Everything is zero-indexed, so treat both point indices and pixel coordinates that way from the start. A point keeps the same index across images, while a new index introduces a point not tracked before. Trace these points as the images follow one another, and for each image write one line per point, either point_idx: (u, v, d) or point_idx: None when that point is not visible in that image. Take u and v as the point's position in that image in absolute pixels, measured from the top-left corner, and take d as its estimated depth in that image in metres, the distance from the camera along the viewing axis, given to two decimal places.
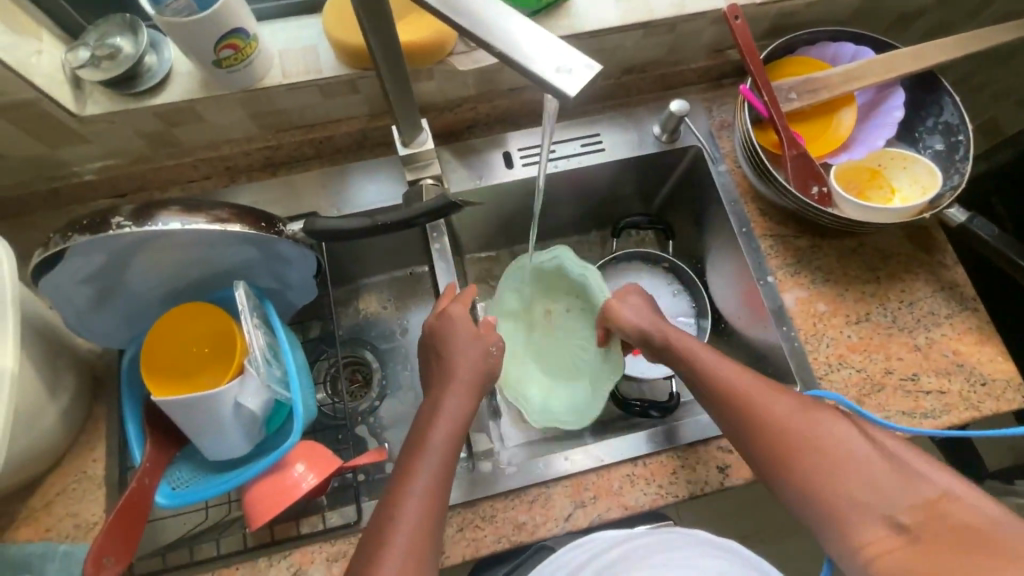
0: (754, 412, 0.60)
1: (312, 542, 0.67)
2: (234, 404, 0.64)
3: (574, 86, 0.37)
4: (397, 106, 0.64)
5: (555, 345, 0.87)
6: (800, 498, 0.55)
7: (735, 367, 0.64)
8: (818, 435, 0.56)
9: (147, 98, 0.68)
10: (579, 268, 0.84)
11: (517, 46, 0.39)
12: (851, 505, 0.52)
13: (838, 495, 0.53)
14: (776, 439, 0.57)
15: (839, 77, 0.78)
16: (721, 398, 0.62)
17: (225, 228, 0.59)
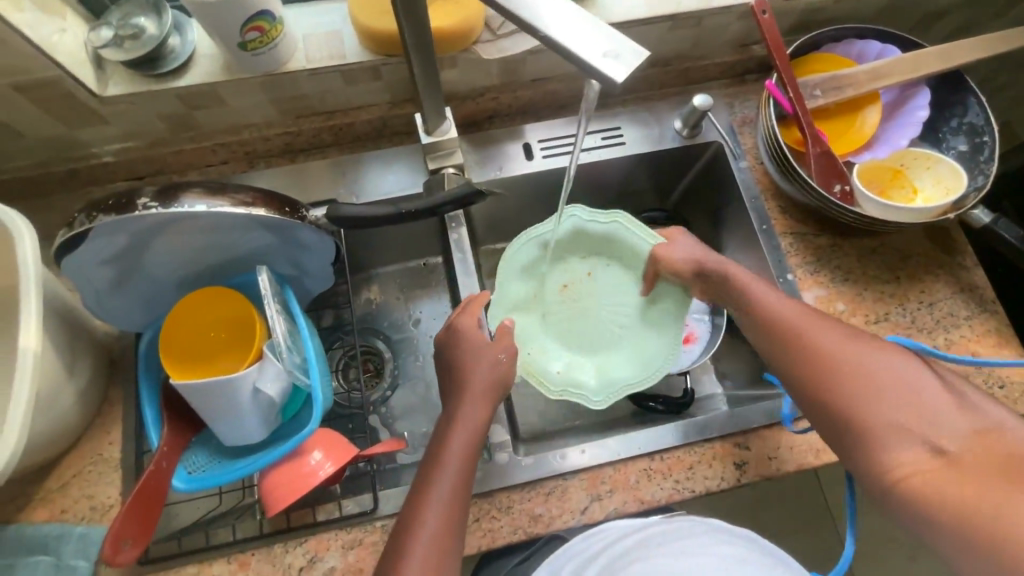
0: (801, 337, 0.62)
1: (328, 529, 0.66)
2: (252, 389, 0.64)
3: (621, 73, 0.37)
4: (424, 92, 0.63)
5: (582, 316, 0.82)
6: (841, 421, 0.57)
7: (785, 298, 0.66)
8: (867, 360, 0.57)
9: (170, 80, 0.67)
10: (601, 217, 0.80)
11: (563, 31, 0.38)
12: (890, 427, 0.54)
13: (883, 417, 0.54)
14: (822, 364, 0.59)
15: (865, 75, 0.77)
16: (767, 327, 0.65)
17: (249, 212, 0.59)
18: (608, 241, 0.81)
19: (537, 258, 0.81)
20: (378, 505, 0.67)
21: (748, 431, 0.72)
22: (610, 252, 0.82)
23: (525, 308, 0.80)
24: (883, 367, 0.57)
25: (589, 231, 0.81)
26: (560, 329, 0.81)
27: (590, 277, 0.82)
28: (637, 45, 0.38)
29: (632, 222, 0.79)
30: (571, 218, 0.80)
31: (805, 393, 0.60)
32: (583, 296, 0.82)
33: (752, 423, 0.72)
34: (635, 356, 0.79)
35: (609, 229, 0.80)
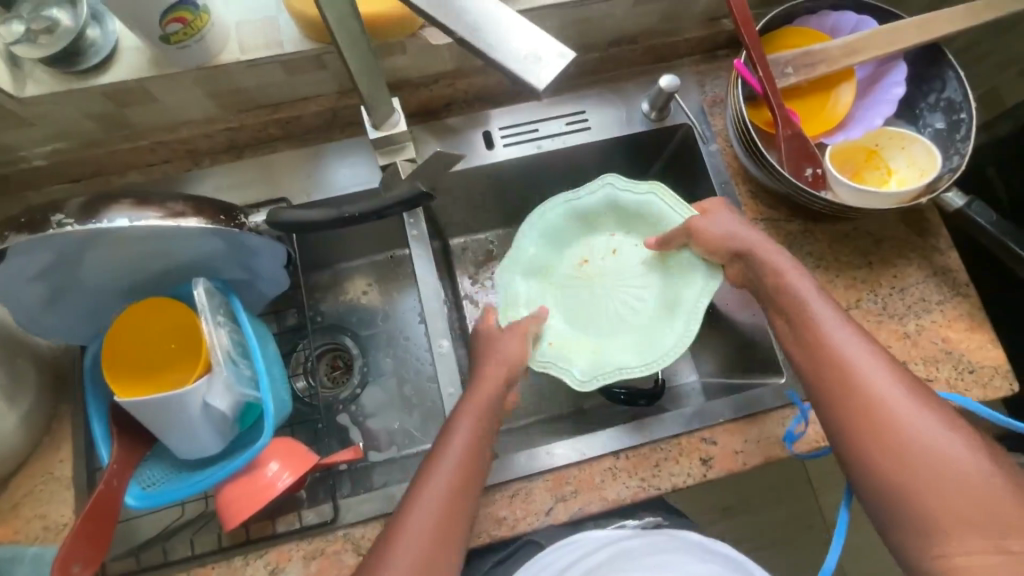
0: (860, 387, 0.56)
1: (288, 540, 0.65)
2: (202, 403, 0.62)
3: (545, 79, 0.35)
4: (364, 84, 0.59)
5: (596, 296, 0.79)
6: (895, 495, 0.52)
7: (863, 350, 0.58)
8: (943, 444, 0.51)
9: (92, 77, 0.62)
10: (636, 187, 0.78)
11: (492, 39, 0.36)
12: (956, 519, 0.49)
13: (947, 508, 0.49)
14: (869, 410, 0.54)
15: (840, 50, 0.73)
16: (824, 367, 0.58)
17: (179, 224, 0.55)
18: (639, 214, 0.79)
19: (564, 227, 0.80)
20: (339, 514, 0.66)
21: (715, 426, 0.71)
22: (638, 230, 0.80)
23: (541, 274, 0.79)
24: (926, 425, 0.53)
25: (624, 203, 0.79)
26: (568, 308, 0.78)
27: (604, 259, 0.81)
28: (566, 47, 0.36)
29: (669, 197, 0.77)
30: (607, 187, 0.79)
31: (854, 450, 0.55)
32: (602, 277, 0.80)
33: (719, 418, 0.71)
34: (658, 334, 0.73)
35: (641, 201, 0.78)
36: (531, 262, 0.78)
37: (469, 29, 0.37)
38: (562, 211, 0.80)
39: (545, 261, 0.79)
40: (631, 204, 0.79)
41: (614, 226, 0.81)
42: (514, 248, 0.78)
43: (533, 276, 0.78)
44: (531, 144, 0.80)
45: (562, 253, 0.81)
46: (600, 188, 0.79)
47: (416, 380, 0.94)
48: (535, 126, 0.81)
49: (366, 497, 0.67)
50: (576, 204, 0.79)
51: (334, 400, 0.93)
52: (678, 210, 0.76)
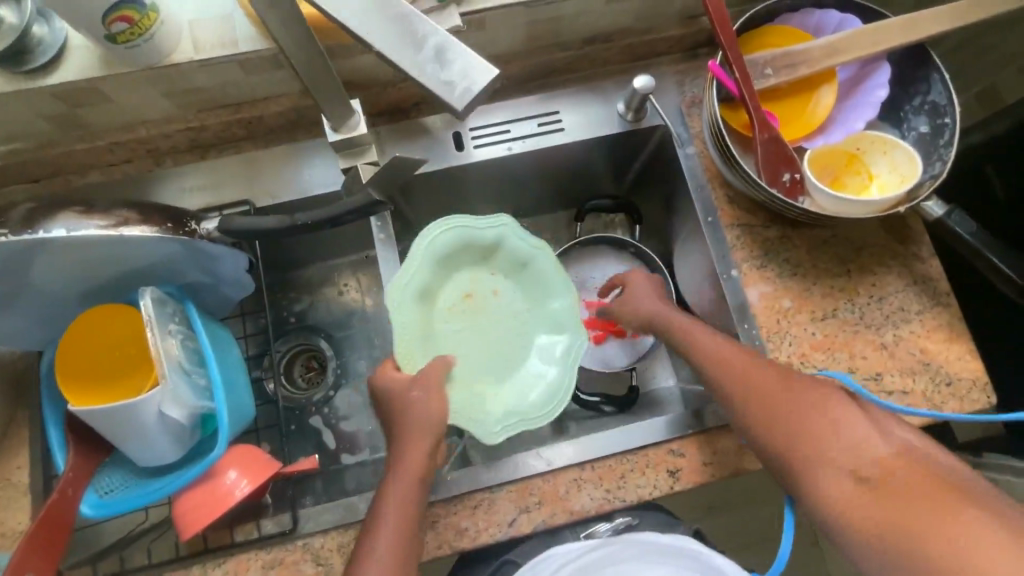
0: (748, 395, 0.61)
1: (246, 550, 0.65)
2: (157, 412, 0.60)
3: (468, 98, 0.42)
4: (314, 85, 0.57)
5: (480, 335, 0.72)
6: (782, 456, 0.58)
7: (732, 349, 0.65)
8: (804, 410, 0.58)
9: (41, 77, 0.60)
10: (526, 238, 0.72)
11: (428, 57, 0.42)
12: (823, 461, 0.55)
13: (818, 455, 0.56)
14: (750, 410, 0.61)
15: (821, 51, 0.70)
16: (744, 393, 0.62)
17: (120, 232, 0.56)
18: (521, 265, 0.73)
19: (452, 254, 0.71)
20: (298, 524, 0.65)
21: (684, 437, 0.70)
22: (521, 280, 0.74)
23: (424, 300, 0.70)
24: (790, 405, 0.59)
25: (510, 247, 0.72)
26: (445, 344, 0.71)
27: (483, 296, 0.74)
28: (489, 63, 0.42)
29: (556, 260, 0.73)
30: (501, 227, 0.72)
31: (778, 460, 0.58)
32: (486, 313, 0.73)
33: (687, 429, 0.69)
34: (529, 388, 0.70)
35: (527, 252, 0.73)
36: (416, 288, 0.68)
37: (409, 51, 0.42)
38: (452, 237, 0.71)
39: (430, 288, 0.71)
40: (519, 252, 0.73)
41: (499, 266, 0.74)
42: (397, 271, 0.67)
43: (415, 303, 0.68)
44: (501, 146, 0.78)
45: (445, 279, 0.73)
46: (496, 227, 0.71)
47: None
48: (507, 126, 0.79)
49: (327, 507, 0.66)
50: (468, 234, 0.71)
51: (306, 402, 0.91)
52: (561, 271, 0.73)
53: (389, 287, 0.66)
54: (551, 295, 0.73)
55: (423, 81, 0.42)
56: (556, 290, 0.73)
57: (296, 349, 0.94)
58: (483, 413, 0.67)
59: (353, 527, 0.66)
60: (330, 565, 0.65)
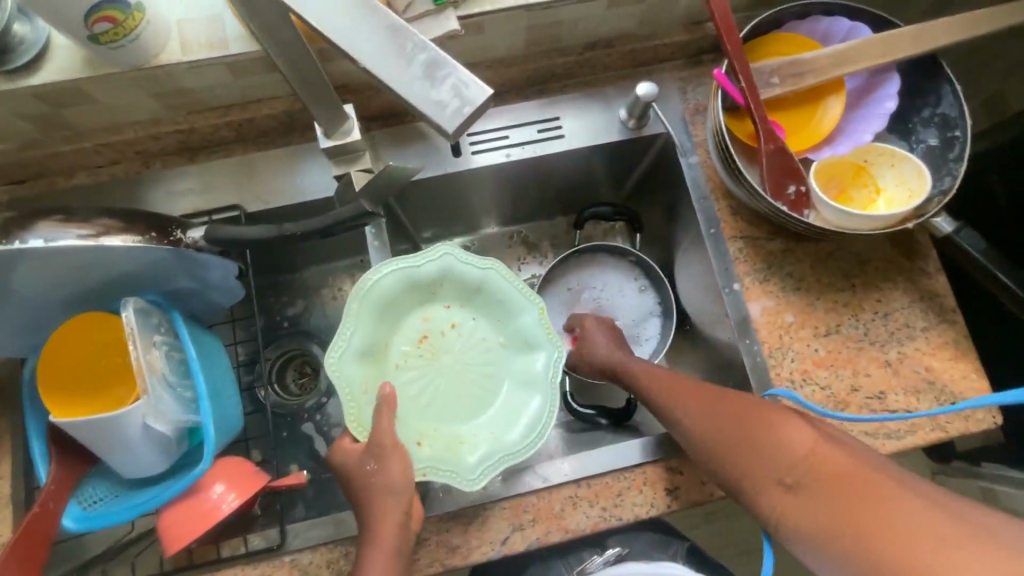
0: (684, 423, 0.61)
1: (232, 565, 0.64)
2: (142, 426, 0.58)
3: (457, 119, 0.39)
4: (303, 90, 0.55)
5: (446, 375, 0.73)
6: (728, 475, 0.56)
7: (663, 376, 0.67)
8: (732, 420, 0.57)
9: (23, 77, 0.58)
10: (476, 261, 0.72)
11: (417, 73, 0.40)
12: (757, 469, 0.53)
13: (752, 466, 0.54)
14: (693, 441, 0.60)
15: (829, 60, 0.68)
16: (702, 425, 0.59)
17: (99, 242, 0.54)
18: (478, 289, 0.73)
19: (396, 299, 0.71)
20: (286, 540, 0.64)
21: (683, 455, 0.68)
22: (479, 306, 0.74)
23: (373, 357, 0.69)
24: (718, 422, 0.58)
25: (458, 273, 0.73)
26: (405, 395, 0.71)
27: (439, 333, 0.74)
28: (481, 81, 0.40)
29: (508, 275, 0.72)
30: (442, 256, 0.71)
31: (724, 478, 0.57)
32: (445, 353, 0.74)
33: (687, 446, 0.68)
34: (509, 424, 0.69)
35: (480, 276, 0.72)
36: (362, 348, 0.68)
37: (395, 67, 0.40)
38: (395, 280, 0.70)
39: (379, 342, 0.71)
40: (471, 277, 0.73)
41: (452, 296, 0.74)
42: (340, 334, 0.65)
43: (364, 360, 0.68)
44: (499, 153, 0.76)
45: (394, 330, 0.73)
46: (437, 258, 0.71)
47: None
48: (505, 132, 0.77)
49: (316, 522, 0.65)
50: (409, 274, 0.71)
51: (298, 409, 0.89)
52: (521, 286, 0.72)
53: (334, 351, 0.65)
54: (518, 313, 0.72)
55: (411, 99, 0.40)
56: (519, 305, 0.72)
57: (289, 354, 0.92)
58: (457, 463, 0.64)
59: (342, 544, 0.65)
60: None
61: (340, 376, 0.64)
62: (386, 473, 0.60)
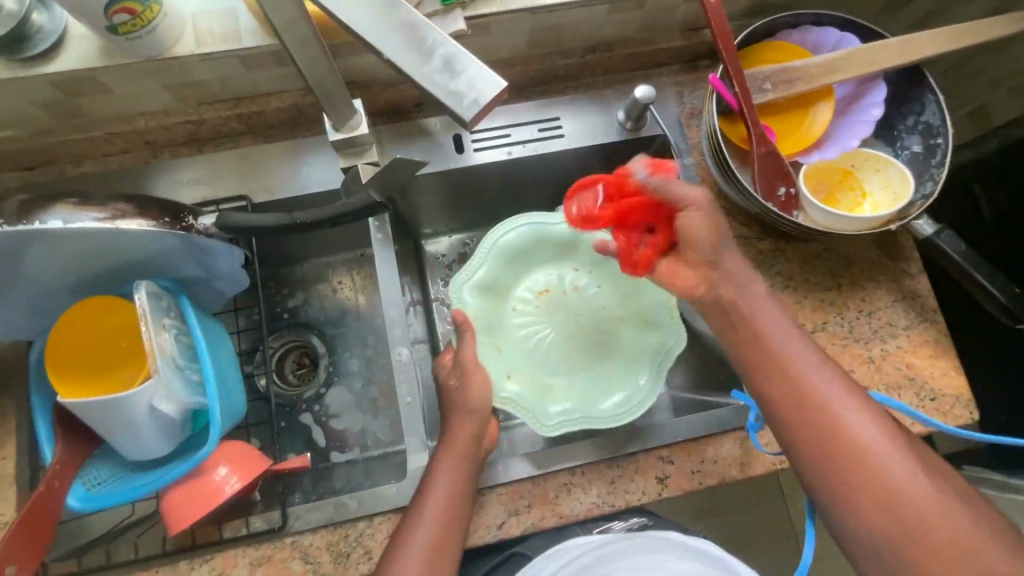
0: (841, 437, 0.54)
1: (233, 546, 0.65)
2: (148, 407, 0.59)
3: (477, 106, 0.42)
4: (316, 82, 0.57)
5: (562, 329, 0.83)
6: (856, 521, 0.53)
7: (828, 382, 0.57)
8: (886, 467, 0.52)
9: (38, 65, 0.60)
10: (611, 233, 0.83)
11: (436, 66, 0.42)
12: (905, 536, 0.50)
13: (897, 529, 0.51)
14: (839, 452, 0.54)
15: (819, 68, 0.71)
16: (787, 383, 0.58)
17: (117, 225, 0.55)
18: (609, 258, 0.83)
19: (525, 249, 0.83)
20: (287, 521, 0.66)
21: (673, 445, 0.70)
22: (608, 274, 0.85)
23: (495, 293, 0.82)
24: (875, 449, 0.53)
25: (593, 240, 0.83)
26: (513, 335, 0.82)
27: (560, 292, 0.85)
28: (496, 75, 0.43)
29: None
30: None
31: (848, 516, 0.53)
32: (562, 308, 0.84)
33: (679, 437, 0.70)
34: (607, 390, 0.76)
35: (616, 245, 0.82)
36: (485, 283, 0.81)
37: (417, 59, 0.42)
38: (525, 232, 0.82)
39: (504, 282, 0.83)
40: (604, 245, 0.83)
41: (583, 260, 0.85)
42: (465, 268, 0.79)
43: (483, 294, 0.80)
44: (501, 150, 0.78)
45: (523, 275, 0.85)
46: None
47: (383, 382, 0.91)
48: (507, 130, 0.79)
49: (316, 505, 0.67)
50: (540, 229, 0.82)
51: (297, 400, 0.90)
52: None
53: (460, 281, 0.79)
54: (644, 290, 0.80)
55: (433, 91, 0.42)
56: (645, 286, 0.81)
57: (287, 345, 0.93)
58: (539, 407, 0.73)
59: (342, 526, 0.66)
60: (318, 563, 0.65)
61: (460, 300, 0.78)
62: (466, 394, 0.67)
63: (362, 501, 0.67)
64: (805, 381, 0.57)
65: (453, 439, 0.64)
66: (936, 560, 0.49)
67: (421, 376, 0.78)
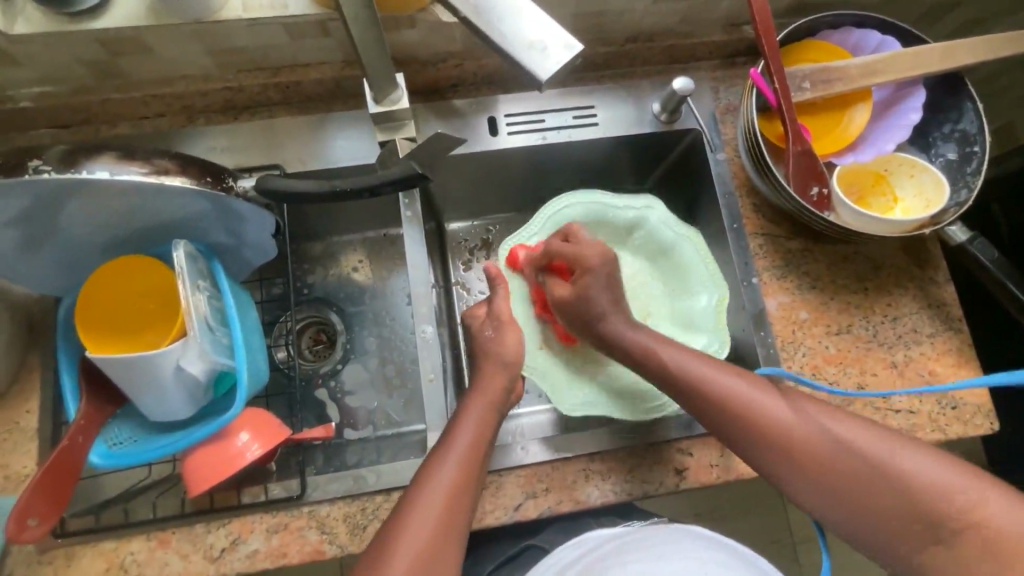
0: (751, 411, 0.60)
1: (252, 512, 0.65)
2: (175, 367, 0.59)
3: (553, 69, 0.43)
4: (366, 53, 0.57)
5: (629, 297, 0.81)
6: (798, 478, 0.58)
7: (719, 372, 0.62)
8: (794, 428, 0.58)
9: (86, 21, 0.60)
10: (675, 226, 0.79)
11: (509, 27, 0.44)
12: (844, 482, 0.56)
13: (833, 479, 0.56)
14: (755, 424, 0.60)
15: (860, 69, 0.71)
16: (689, 379, 0.63)
17: (161, 181, 0.55)
18: (670, 251, 0.80)
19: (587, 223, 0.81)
20: (306, 491, 0.66)
21: (692, 438, 0.71)
22: (668, 268, 0.80)
23: None
24: (779, 411, 0.60)
25: (656, 231, 0.80)
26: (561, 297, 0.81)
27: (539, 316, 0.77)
28: (571, 37, 0.44)
29: (700, 245, 0.78)
30: (644, 208, 0.80)
31: (791, 478, 0.58)
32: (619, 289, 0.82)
33: (698, 430, 0.70)
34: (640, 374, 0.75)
35: (674, 239, 0.79)
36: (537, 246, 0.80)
37: (490, 18, 0.44)
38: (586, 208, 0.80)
39: None
40: (666, 239, 0.80)
41: (641, 248, 0.82)
42: (522, 232, 0.78)
43: None
44: (534, 134, 0.78)
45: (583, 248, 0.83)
46: (640, 208, 0.80)
47: (400, 362, 0.90)
48: (542, 115, 0.79)
49: (336, 476, 0.67)
50: (606, 208, 0.81)
51: (313, 374, 0.89)
52: (712, 270, 0.77)
53: (514, 238, 0.78)
54: (699, 292, 0.77)
55: (510, 54, 0.44)
56: (701, 285, 0.77)
57: (306, 321, 0.91)
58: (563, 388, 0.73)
59: (360, 499, 0.67)
60: (334, 534, 0.65)
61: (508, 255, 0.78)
62: (504, 342, 0.69)
63: (380, 475, 0.67)
64: (714, 393, 0.61)
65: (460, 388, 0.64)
66: (872, 492, 0.55)
67: (445, 356, 0.77)
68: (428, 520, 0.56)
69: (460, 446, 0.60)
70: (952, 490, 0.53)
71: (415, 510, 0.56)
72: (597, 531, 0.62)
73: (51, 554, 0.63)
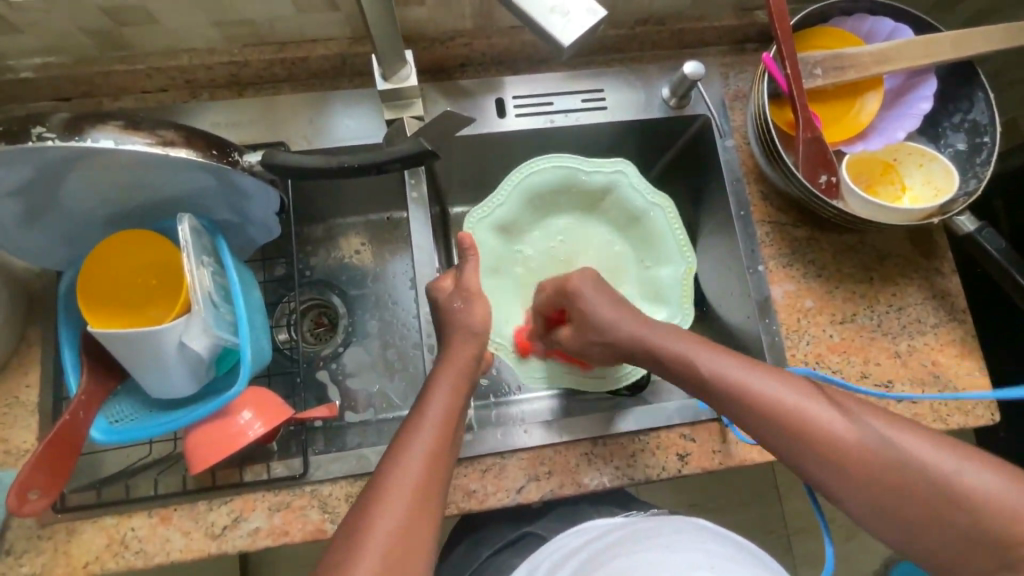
0: (787, 411, 0.56)
1: (254, 490, 0.65)
2: (178, 343, 0.59)
3: (575, 34, 0.44)
4: (377, 29, 0.57)
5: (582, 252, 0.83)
6: (835, 482, 0.54)
7: (755, 373, 0.58)
8: (831, 431, 0.54)
9: None
10: (648, 196, 0.79)
11: None
12: (893, 492, 0.52)
13: (875, 487, 0.53)
14: (793, 426, 0.55)
15: (872, 57, 0.71)
16: (725, 382, 0.58)
17: (167, 152, 0.54)
18: (640, 223, 0.80)
19: (546, 190, 0.80)
20: (308, 470, 0.66)
21: (695, 424, 0.71)
22: (636, 238, 0.81)
23: (509, 232, 0.80)
24: (819, 413, 0.55)
25: (625, 198, 0.80)
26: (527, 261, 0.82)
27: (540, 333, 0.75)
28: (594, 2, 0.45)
29: (676, 224, 0.78)
30: (615, 174, 0.79)
31: (827, 482, 0.55)
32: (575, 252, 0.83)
33: (700, 417, 0.70)
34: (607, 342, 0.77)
35: (647, 209, 0.79)
36: (501, 221, 0.79)
37: None
38: (552, 174, 0.79)
39: (523, 220, 0.81)
40: (638, 209, 0.80)
41: (611, 214, 0.82)
42: (488, 202, 0.77)
43: (500, 229, 0.79)
44: (541, 116, 0.78)
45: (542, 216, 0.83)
46: (610, 172, 0.78)
47: (402, 346, 0.89)
48: (549, 98, 0.78)
49: (339, 456, 0.67)
50: (569, 173, 0.79)
51: (314, 356, 0.88)
52: (682, 246, 0.77)
53: (478, 214, 0.77)
54: (665, 265, 0.78)
55: (532, 18, 0.44)
56: (669, 258, 0.78)
57: (308, 303, 0.91)
58: (526, 357, 0.75)
59: (362, 479, 0.67)
60: (336, 513, 0.65)
61: (474, 230, 0.77)
62: None
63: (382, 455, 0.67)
64: (750, 394, 0.57)
65: (464, 367, 0.64)
66: (914, 500, 0.52)
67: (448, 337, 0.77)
68: (403, 495, 0.54)
69: (428, 423, 0.59)
70: (997, 496, 0.50)
71: (390, 478, 0.55)
72: (603, 520, 0.62)
73: (51, 529, 0.63)
